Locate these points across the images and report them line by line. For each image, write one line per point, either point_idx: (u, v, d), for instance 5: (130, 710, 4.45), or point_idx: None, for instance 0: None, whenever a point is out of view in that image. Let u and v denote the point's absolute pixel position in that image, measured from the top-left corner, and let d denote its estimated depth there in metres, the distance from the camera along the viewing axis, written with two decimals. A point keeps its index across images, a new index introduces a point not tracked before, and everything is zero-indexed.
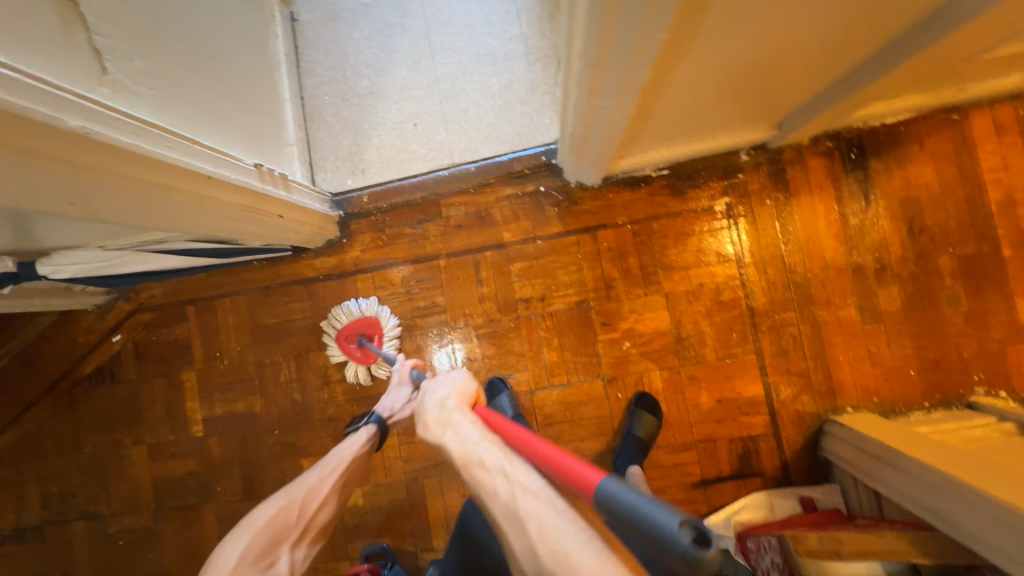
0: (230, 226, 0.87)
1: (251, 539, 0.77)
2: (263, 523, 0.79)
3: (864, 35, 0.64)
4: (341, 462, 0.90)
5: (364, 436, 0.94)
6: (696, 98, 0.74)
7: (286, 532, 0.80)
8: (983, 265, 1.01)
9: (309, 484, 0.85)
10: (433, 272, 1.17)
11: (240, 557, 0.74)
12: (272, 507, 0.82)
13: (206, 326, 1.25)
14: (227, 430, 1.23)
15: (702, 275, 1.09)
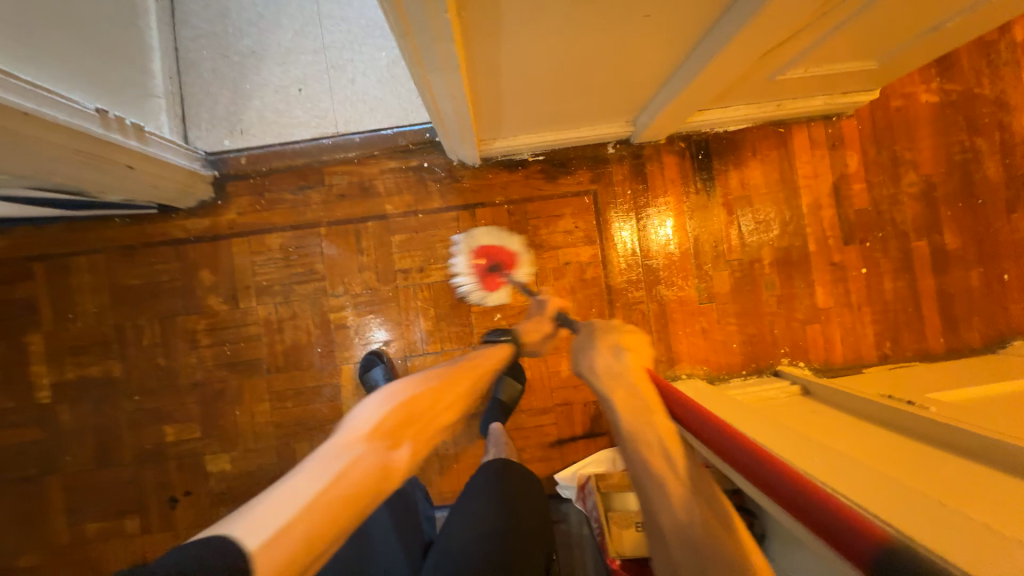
0: (58, 168, 0.84)
1: (378, 414, 0.70)
2: (402, 398, 0.74)
3: (662, 43, 0.74)
4: (473, 362, 0.89)
5: (491, 346, 0.97)
6: (534, 86, 0.83)
7: (417, 418, 0.72)
8: (794, 257, 1.20)
9: (448, 380, 0.82)
10: (314, 240, 1.18)
11: (357, 427, 0.67)
12: (421, 390, 0.77)
13: (57, 285, 1.16)
14: (80, 396, 1.16)
15: (569, 256, 1.20)
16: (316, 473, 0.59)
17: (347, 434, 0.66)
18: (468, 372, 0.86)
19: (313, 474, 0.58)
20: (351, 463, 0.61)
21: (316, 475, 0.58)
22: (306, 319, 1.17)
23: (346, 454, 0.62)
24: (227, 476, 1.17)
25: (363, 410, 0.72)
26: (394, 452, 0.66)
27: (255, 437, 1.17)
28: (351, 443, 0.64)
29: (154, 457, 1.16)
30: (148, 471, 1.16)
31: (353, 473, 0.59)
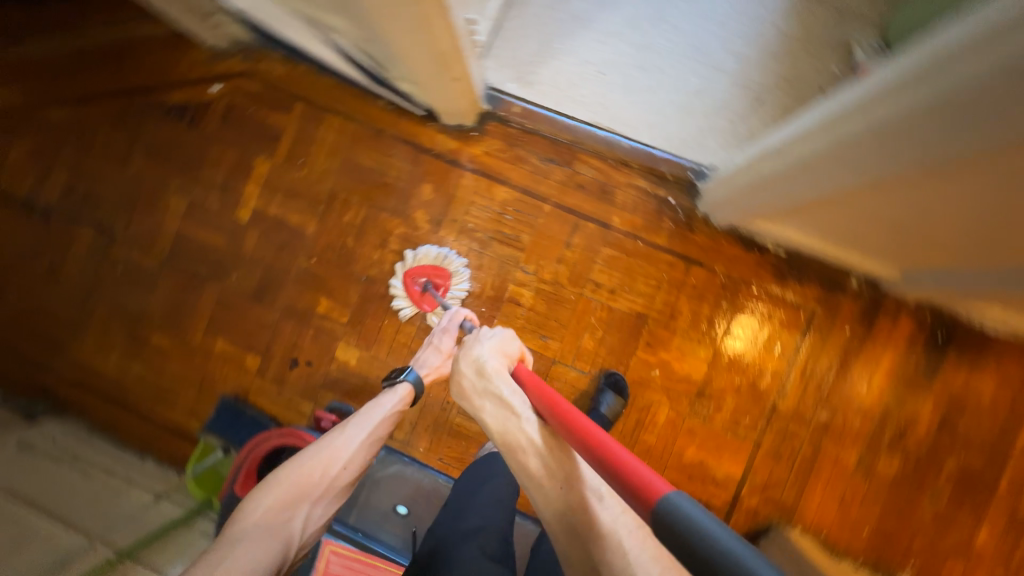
0: (415, 53, 0.85)
1: (266, 497, 0.76)
2: (288, 480, 0.79)
3: None
4: (370, 416, 0.91)
5: (400, 394, 0.96)
6: (903, 207, 0.76)
7: (303, 497, 0.79)
8: (975, 484, 1.10)
9: (344, 446, 0.86)
10: (533, 212, 1.18)
11: (255, 503, 0.75)
12: (325, 461, 0.83)
13: (304, 129, 1.22)
14: (270, 231, 1.23)
15: (754, 356, 1.15)
16: (245, 550, 0.67)
17: (277, 511, 0.75)
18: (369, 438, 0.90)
19: (243, 552, 0.67)
20: (252, 543, 0.69)
21: (245, 553, 0.67)
22: (488, 275, 1.18)
23: (265, 535, 0.71)
24: (345, 369, 1.21)
25: (277, 474, 0.80)
26: (300, 524, 0.77)
27: (387, 351, 1.20)
28: (276, 530, 0.73)
29: (299, 318, 1.22)
30: (288, 326, 1.22)
31: (247, 548, 0.67)
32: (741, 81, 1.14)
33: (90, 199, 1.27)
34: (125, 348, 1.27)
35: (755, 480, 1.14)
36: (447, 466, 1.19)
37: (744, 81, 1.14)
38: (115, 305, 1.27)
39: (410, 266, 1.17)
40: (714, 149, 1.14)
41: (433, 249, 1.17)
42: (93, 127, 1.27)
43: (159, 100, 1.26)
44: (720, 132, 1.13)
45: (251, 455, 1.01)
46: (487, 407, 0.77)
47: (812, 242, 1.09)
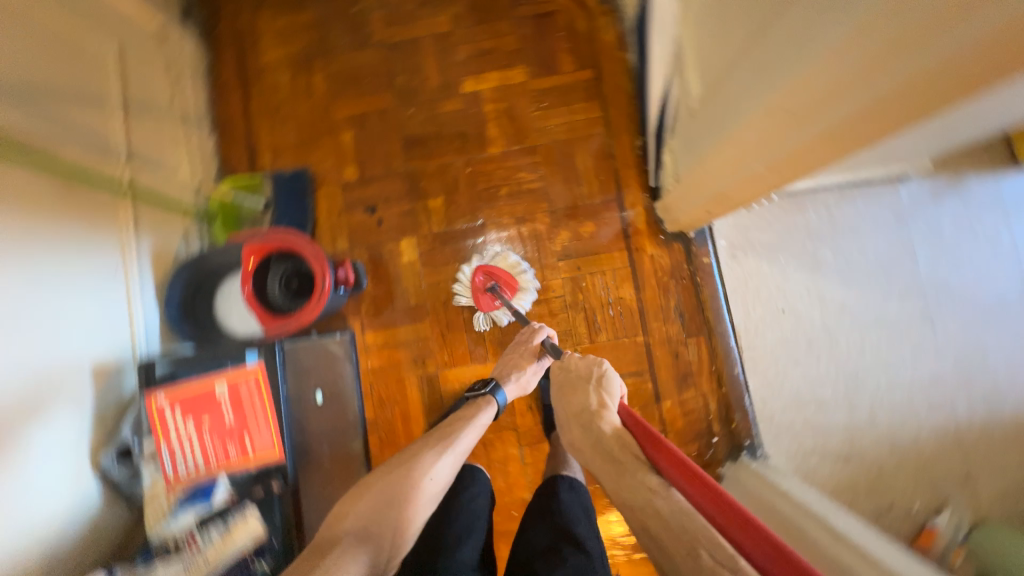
0: (713, 176, 0.87)
1: (356, 508, 0.82)
2: (378, 490, 0.83)
3: None
4: (454, 444, 0.91)
5: (487, 407, 0.97)
6: None
7: (391, 522, 0.80)
8: None
9: (427, 461, 0.87)
10: (629, 330, 1.19)
11: (345, 518, 0.81)
12: (414, 475, 0.85)
13: (572, 91, 1.24)
14: (469, 117, 1.24)
15: None
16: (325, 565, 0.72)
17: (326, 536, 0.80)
18: (457, 457, 0.91)
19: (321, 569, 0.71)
20: (346, 550, 0.75)
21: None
22: (552, 327, 1.19)
23: (355, 548, 0.75)
24: (395, 255, 1.22)
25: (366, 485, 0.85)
26: (393, 532, 0.80)
27: (434, 281, 1.21)
28: (371, 534, 0.78)
29: (414, 190, 1.23)
30: (401, 185, 1.23)
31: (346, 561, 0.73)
32: (858, 436, 1.11)
33: None
34: (293, 58, 1.27)
35: None
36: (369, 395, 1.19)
37: (860, 438, 1.11)
38: (325, 27, 1.28)
39: (484, 263, 1.18)
40: (783, 450, 1.12)
41: (510, 253, 1.18)
42: None
43: None
44: (801, 446, 1.12)
45: (275, 234, 1.00)
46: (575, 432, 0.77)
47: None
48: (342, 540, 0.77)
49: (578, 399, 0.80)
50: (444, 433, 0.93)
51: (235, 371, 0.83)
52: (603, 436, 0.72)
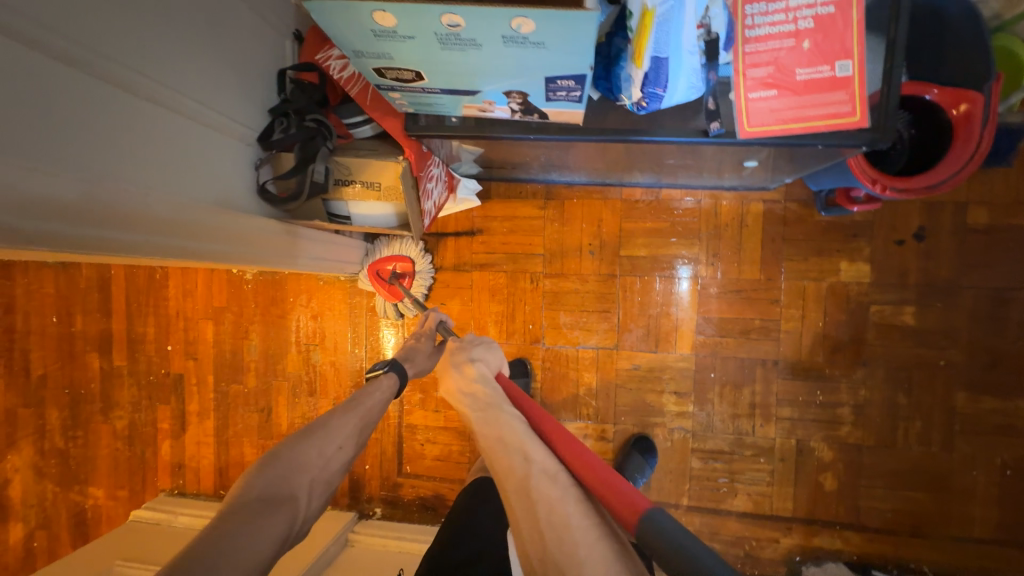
0: None
1: (263, 471, 0.63)
2: (286, 450, 0.66)
3: None
4: (371, 408, 0.77)
5: (388, 381, 0.83)
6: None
7: (305, 478, 0.64)
8: (229, 372, 1.27)
9: (337, 425, 0.71)
10: (693, 493, 1.07)
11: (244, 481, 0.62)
12: (320, 445, 0.68)
13: (1020, 511, 0.97)
14: (1016, 376, 0.97)
15: (430, 417, 1.18)
16: (238, 546, 0.53)
17: (294, 472, 0.64)
18: (370, 419, 0.77)
19: (235, 554, 0.52)
20: (266, 514, 0.58)
21: (253, 530, 0.55)
22: (716, 413, 1.06)
23: (266, 511, 0.58)
24: (849, 253, 1.01)
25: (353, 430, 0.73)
26: (305, 508, 0.62)
27: (803, 293, 1.03)
28: (277, 510, 0.59)
29: (930, 289, 0.99)
30: (941, 274, 0.98)
31: (264, 527, 0.57)
32: None
33: None
34: None
35: (389, 306, 1.19)
36: (682, 195, 1.06)
37: None
38: None
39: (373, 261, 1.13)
40: None
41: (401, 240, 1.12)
42: None
43: None
44: None
45: (985, 132, 0.74)
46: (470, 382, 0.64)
47: (404, 545, 1.09)
48: (288, 469, 0.64)
49: (478, 356, 0.68)
50: (351, 404, 0.76)
51: (861, 96, 0.64)
52: (482, 383, 0.64)
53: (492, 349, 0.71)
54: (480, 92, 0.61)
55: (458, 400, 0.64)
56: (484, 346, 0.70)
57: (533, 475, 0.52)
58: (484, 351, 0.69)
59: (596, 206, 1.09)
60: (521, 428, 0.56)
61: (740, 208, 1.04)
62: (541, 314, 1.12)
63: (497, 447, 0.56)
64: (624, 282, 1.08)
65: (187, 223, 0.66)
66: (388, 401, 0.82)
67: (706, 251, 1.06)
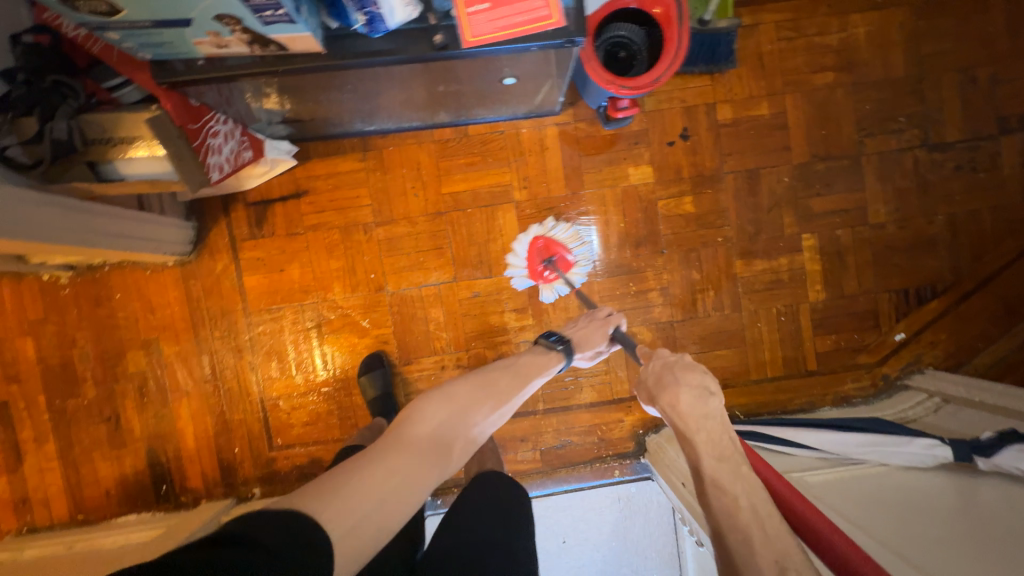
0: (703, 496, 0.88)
1: (437, 416, 0.71)
2: (456, 406, 0.73)
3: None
4: (533, 375, 0.86)
5: (552, 351, 0.91)
6: None
7: (466, 432, 0.72)
8: (62, 386, 1.18)
9: (501, 395, 0.79)
10: (547, 396, 1.19)
11: (414, 415, 0.70)
12: (457, 408, 0.73)
13: (797, 349, 1.19)
14: (775, 240, 1.17)
15: (292, 384, 1.18)
16: (393, 467, 0.61)
17: (456, 423, 0.72)
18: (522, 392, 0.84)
19: (388, 470, 0.61)
20: (416, 457, 0.64)
21: (401, 469, 0.61)
22: (553, 320, 1.17)
23: (427, 455, 0.66)
24: (633, 159, 1.16)
25: (502, 393, 0.80)
26: (444, 468, 0.68)
27: (604, 199, 1.16)
28: (439, 449, 0.67)
29: (699, 179, 1.16)
30: (706, 165, 1.16)
31: (405, 479, 0.61)
32: None
33: (965, 166, 1.17)
34: (851, 44, 1.15)
35: (228, 283, 1.17)
36: (488, 129, 1.16)
37: None
38: (884, 80, 1.17)
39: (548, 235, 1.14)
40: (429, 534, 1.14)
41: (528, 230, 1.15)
42: (1001, 235, 1.18)
43: (951, 297, 1.18)
44: None
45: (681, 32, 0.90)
46: (700, 435, 0.65)
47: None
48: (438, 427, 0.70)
49: (694, 374, 0.72)
50: (517, 369, 0.85)
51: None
52: (716, 428, 0.65)
53: (716, 398, 0.69)
54: (193, 19, 0.65)
55: (724, 485, 0.60)
56: (706, 376, 0.72)
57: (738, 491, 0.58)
58: (663, 359, 0.77)
59: (412, 150, 1.15)
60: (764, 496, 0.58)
61: (538, 134, 1.16)
62: (381, 262, 1.16)
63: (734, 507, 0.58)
64: (452, 218, 1.16)
65: None
66: (548, 377, 0.89)
67: (517, 177, 1.16)
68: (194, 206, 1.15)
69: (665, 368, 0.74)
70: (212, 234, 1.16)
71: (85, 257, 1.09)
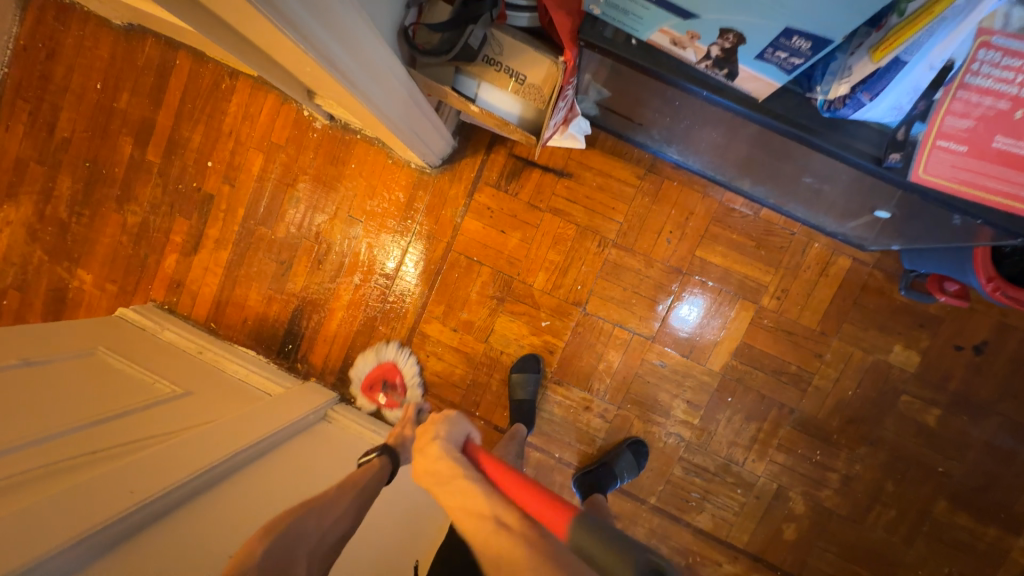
0: None
1: (291, 514, 0.62)
2: (284, 525, 0.60)
3: (198, 411, 0.92)
4: (378, 454, 0.82)
5: (410, 424, 0.89)
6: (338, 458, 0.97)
7: (307, 545, 0.60)
8: (261, 212, 1.21)
9: (333, 504, 0.67)
10: (663, 495, 1.10)
11: (246, 548, 0.56)
12: (335, 502, 0.68)
13: None
14: (997, 505, 1.01)
15: (446, 333, 1.16)
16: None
17: (315, 514, 0.64)
18: (365, 488, 0.73)
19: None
20: (279, 572, 0.55)
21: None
22: (716, 433, 1.08)
23: (278, 570, 0.55)
24: (907, 338, 1.01)
25: (366, 485, 0.74)
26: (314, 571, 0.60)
27: (848, 357, 1.03)
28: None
29: (961, 399, 1.01)
30: (979, 391, 1.00)
31: None
32: None
33: None
34: None
35: (448, 212, 1.14)
36: (780, 221, 1.04)
37: None
38: None
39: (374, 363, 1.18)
40: None
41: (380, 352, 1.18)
42: None
43: None
44: None
45: None
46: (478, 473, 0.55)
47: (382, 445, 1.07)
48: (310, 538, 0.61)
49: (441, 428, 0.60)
50: (346, 480, 0.73)
51: None
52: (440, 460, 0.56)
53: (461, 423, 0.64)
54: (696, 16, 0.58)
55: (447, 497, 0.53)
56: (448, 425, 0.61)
57: (492, 529, 0.47)
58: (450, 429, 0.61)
59: (693, 198, 1.05)
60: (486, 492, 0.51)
61: (827, 257, 1.02)
62: (594, 279, 1.09)
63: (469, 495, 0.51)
64: (688, 281, 1.06)
65: (350, 46, 0.63)
66: (402, 452, 0.85)
67: (777, 284, 1.04)
68: (464, 128, 1.11)
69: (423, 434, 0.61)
70: (463, 161, 1.12)
71: (353, 121, 1.09)
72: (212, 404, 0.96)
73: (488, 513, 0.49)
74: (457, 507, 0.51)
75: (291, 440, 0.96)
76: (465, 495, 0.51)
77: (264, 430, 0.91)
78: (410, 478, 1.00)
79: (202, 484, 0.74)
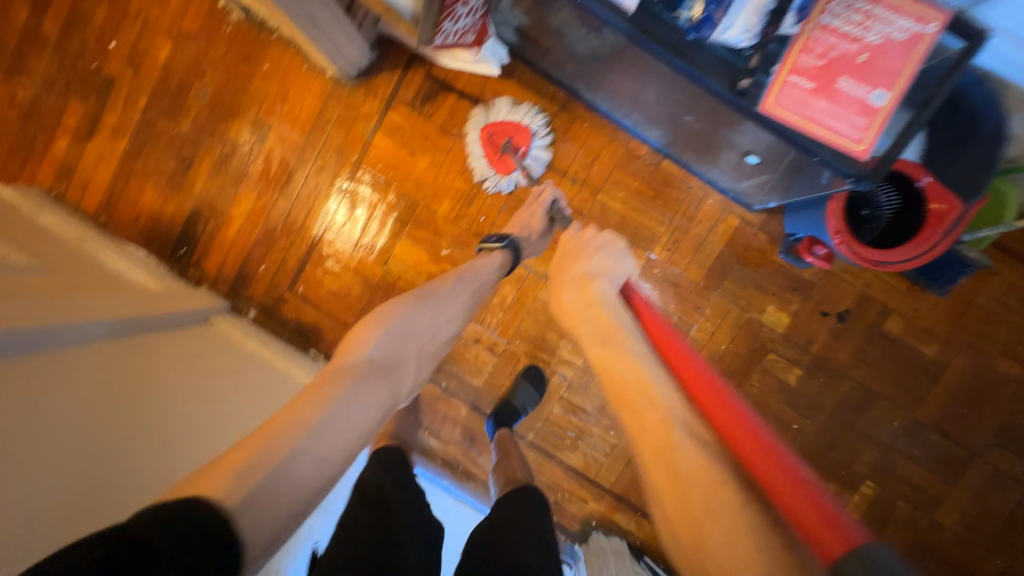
0: None
1: (376, 338, 0.71)
2: (399, 320, 0.74)
3: (47, 285, 0.85)
4: (468, 267, 0.89)
5: (494, 257, 0.91)
6: (210, 358, 0.93)
7: (415, 345, 0.75)
8: (165, 105, 1.15)
9: (448, 303, 0.81)
10: (541, 432, 1.12)
11: (360, 341, 0.70)
12: (428, 316, 0.78)
13: None
14: (841, 463, 1.08)
15: (345, 251, 1.14)
16: (361, 394, 0.63)
17: (403, 339, 0.73)
18: (479, 291, 0.87)
19: (356, 398, 0.62)
20: (373, 384, 0.65)
21: (361, 394, 0.63)
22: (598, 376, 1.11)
23: (371, 379, 0.66)
24: (780, 300, 1.06)
25: (452, 326, 0.83)
26: (410, 376, 0.74)
27: (726, 313, 1.07)
28: (391, 369, 0.70)
29: (822, 363, 1.07)
30: (838, 356, 1.07)
31: (368, 395, 0.64)
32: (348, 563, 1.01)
33: None
34: None
35: (361, 128, 1.11)
36: (679, 174, 1.07)
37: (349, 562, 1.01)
38: None
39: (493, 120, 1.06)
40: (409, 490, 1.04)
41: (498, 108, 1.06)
42: None
43: None
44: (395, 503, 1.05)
45: (944, 235, 0.79)
46: (635, 349, 0.79)
47: (260, 351, 1.05)
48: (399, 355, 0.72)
49: (595, 257, 1.01)
50: (451, 281, 0.84)
51: (877, 128, 0.65)
52: (582, 300, 0.94)
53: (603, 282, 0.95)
54: None
55: (597, 350, 0.84)
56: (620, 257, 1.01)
57: (673, 443, 0.63)
58: (597, 257, 1.01)
59: (601, 141, 1.07)
60: (657, 373, 0.73)
61: (717, 214, 1.06)
62: (498, 212, 1.10)
63: (635, 378, 0.73)
64: (588, 225, 1.08)
65: None
66: (488, 268, 0.90)
67: (669, 236, 1.08)
68: (383, 43, 1.09)
69: (583, 248, 1.03)
70: (379, 77, 1.10)
71: (266, 15, 1.04)
72: (75, 283, 0.91)
73: (675, 418, 0.65)
74: (620, 381, 0.75)
75: (158, 330, 0.91)
76: (632, 369, 0.74)
77: (122, 317, 0.85)
78: (283, 385, 0.98)
79: (35, 337, 0.68)
